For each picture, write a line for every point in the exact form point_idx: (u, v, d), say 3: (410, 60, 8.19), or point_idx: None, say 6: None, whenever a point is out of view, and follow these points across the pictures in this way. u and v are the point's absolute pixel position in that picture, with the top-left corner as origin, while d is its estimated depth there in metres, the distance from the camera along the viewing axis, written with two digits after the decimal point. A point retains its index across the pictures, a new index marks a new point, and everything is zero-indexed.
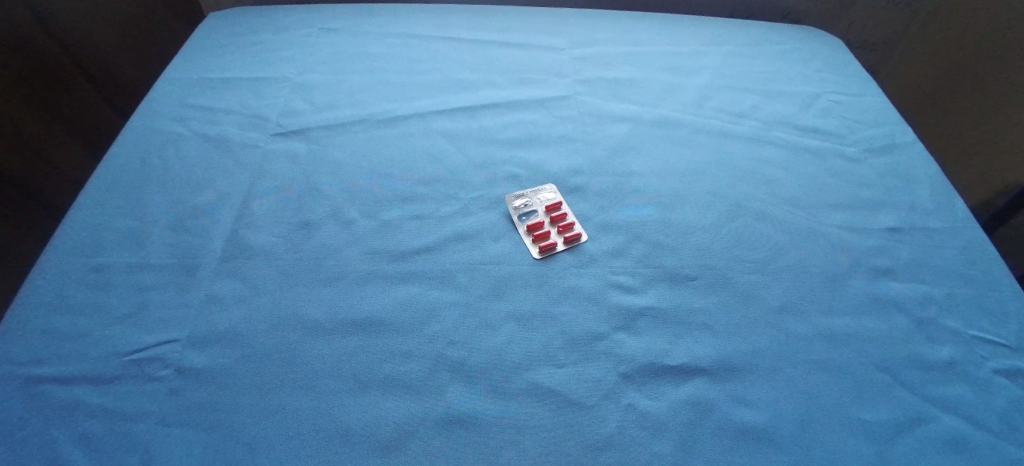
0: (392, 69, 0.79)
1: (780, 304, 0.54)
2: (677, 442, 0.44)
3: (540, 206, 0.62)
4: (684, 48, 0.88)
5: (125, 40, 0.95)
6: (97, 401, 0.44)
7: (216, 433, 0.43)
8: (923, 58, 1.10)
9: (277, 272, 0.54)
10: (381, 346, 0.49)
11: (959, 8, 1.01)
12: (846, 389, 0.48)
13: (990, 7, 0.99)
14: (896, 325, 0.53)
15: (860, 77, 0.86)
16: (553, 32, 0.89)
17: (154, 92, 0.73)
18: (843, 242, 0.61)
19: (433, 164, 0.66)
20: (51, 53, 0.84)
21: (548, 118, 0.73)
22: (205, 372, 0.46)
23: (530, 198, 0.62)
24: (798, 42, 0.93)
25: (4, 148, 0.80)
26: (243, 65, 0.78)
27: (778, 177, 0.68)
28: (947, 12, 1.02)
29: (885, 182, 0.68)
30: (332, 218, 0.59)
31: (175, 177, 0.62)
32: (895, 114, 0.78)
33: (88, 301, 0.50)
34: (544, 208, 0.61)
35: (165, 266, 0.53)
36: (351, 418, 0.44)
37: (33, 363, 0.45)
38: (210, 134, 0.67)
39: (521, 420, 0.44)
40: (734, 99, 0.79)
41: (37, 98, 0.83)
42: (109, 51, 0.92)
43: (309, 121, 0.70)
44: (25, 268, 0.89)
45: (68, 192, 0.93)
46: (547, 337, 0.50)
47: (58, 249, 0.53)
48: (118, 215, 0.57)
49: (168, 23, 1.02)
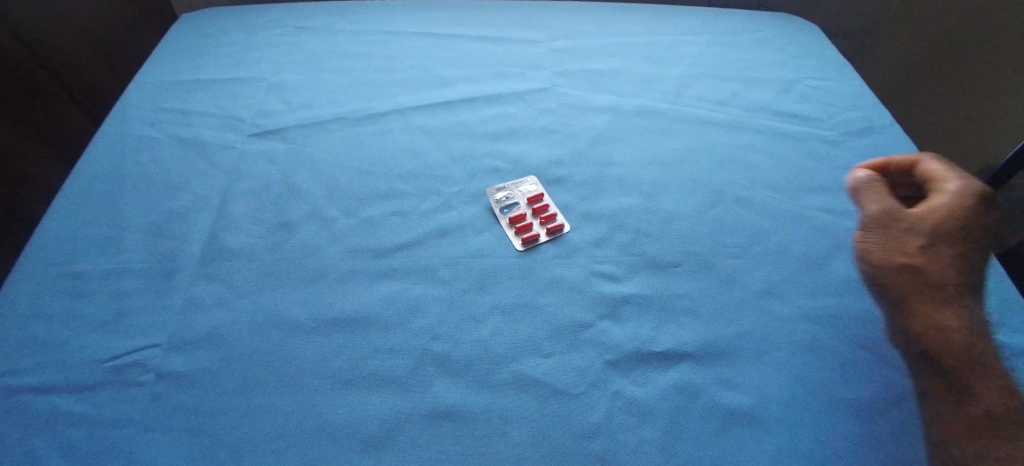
0: (368, 67, 0.79)
1: (762, 288, 0.55)
2: (666, 426, 0.44)
3: (522, 198, 0.61)
4: (661, 38, 0.89)
5: (101, 40, 0.94)
6: (76, 410, 0.43)
7: (200, 437, 0.42)
8: (908, 49, 1.10)
9: (258, 273, 0.53)
10: (365, 343, 0.48)
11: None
12: (828, 369, 0.49)
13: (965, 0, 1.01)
14: (877, 305, 0.54)
15: (837, 61, 0.87)
16: (531, 25, 0.88)
17: (126, 97, 0.71)
18: (824, 225, 0.61)
19: (414, 159, 0.66)
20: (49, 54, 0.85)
21: (527, 111, 0.73)
22: (187, 376, 0.45)
23: (511, 191, 0.62)
24: (774, 29, 0.93)
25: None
26: (216, 66, 0.77)
27: (758, 162, 0.68)
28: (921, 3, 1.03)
29: (864, 164, 0.69)
30: (312, 218, 0.58)
31: (151, 182, 0.61)
32: (871, 97, 0.79)
33: (64, 308, 0.49)
34: (525, 200, 0.61)
35: (142, 271, 0.52)
36: (337, 416, 0.44)
37: (9, 373, 0.44)
38: (185, 137, 0.66)
39: (509, 411, 0.44)
40: (712, 87, 0.80)
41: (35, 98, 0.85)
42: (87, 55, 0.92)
43: (287, 121, 0.69)
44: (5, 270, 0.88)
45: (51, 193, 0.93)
46: (532, 328, 0.50)
47: (31, 258, 0.52)
48: (92, 221, 0.56)
49: (143, 19, 1.01)
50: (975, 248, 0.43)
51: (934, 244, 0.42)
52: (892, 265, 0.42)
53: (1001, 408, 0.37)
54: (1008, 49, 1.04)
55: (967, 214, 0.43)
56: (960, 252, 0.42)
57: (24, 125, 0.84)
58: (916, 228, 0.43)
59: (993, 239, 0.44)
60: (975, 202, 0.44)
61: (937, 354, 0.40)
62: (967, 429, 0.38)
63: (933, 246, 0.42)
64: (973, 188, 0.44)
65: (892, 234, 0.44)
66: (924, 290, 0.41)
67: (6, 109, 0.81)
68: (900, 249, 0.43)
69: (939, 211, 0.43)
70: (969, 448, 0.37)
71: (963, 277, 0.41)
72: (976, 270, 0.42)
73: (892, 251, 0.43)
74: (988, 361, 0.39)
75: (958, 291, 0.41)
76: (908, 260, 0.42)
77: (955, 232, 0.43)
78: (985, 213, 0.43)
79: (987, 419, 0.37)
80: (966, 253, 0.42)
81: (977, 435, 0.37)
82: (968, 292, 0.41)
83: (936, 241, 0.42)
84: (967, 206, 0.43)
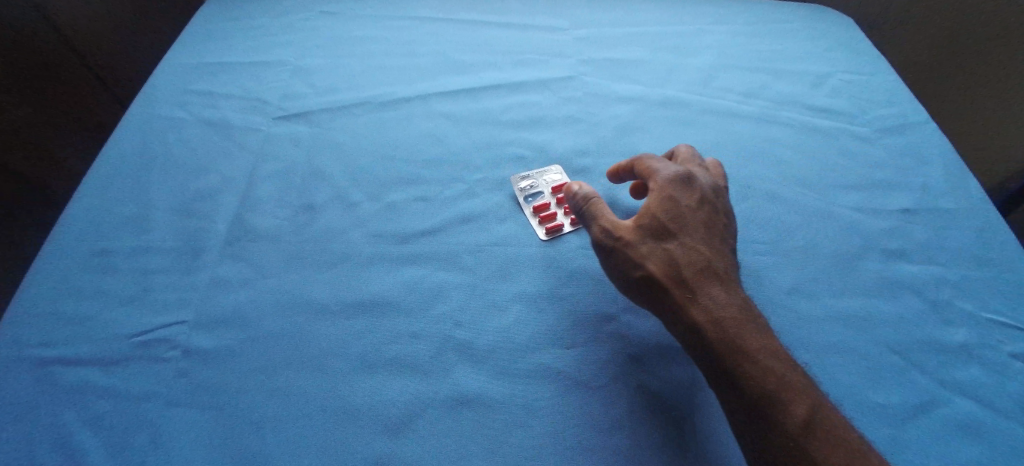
0: (391, 52, 0.78)
1: (790, 286, 0.54)
2: (655, 418, 0.44)
3: (546, 188, 0.61)
4: (689, 28, 0.87)
5: (104, 39, 0.90)
6: (106, 383, 0.44)
7: (226, 414, 0.43)
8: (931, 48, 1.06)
9: (282, 255, 0.53)
10: (388, 327, 0.48)
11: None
12: (855, 371, 0.48)
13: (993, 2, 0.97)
14: (909, 307, 0.52)
15: (871, 55, 0.84)
16: (556, 12, 0.87)
17: (154, 77, 0.72)
18: (855, 224, 0.60)
19: (437, 145, 0.65)
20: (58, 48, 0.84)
21: (552, 99, 0.72)
22: (212, 354, 0.46)
23: (536, 179, 0.62)
24: (806, 20, 0.90)
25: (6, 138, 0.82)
26: (242, 49, 0.77)
27: (787, 157, 0.67)
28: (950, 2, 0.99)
29: (898, 162, 0.67)
30: (336, 201, 0.58)
31: (178, 162, 0.61)
32: (907, 93, 0.76)
33: (93, 284, 0.50)
34: (550, 189, 0.61)
35: (169, 249, 0.53)
36: (359, 399, 0.44)
37: (41, 345, 0.46)
38: (211, 118, 0.67)
39: (529, 401, 0.44)
40: (741, 79, 0.78)
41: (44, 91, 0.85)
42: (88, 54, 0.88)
43: (311, 104, 0.69)
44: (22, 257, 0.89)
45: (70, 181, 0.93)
46: (554, 318, 0.50)
47: (62, 234, 0.53)
48: (121, 199, 0.57)
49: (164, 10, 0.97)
50: (691, 244, 0.47)
51: (648, 254, 0.47)
52: (628, 280, 0.48)
53: (745, 383, 0.42)
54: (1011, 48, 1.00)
55: (654, 208, 0.49)
56: (681, 252, 0.47)
57: (33, 117, 0.84)
58: (632, 245, 0.48)
59: (713, 230, 0.49)
60: (663, 211, 0.49)
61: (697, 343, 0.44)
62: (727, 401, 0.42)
63: (650, 256, 0.47)
64: (660, 196, 0.50)
65: (618, 254, 0.48)
66: (657, 291, 0.46)
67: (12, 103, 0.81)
68: (625, 265, 0.48)
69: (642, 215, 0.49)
70: (733, 421, 0.42)
71: (678, 271, 0.46)
72: (701, 263, 0.47)
73: (625, 268, 0.48)
74: (724, 346, 0.43)
75: (686, 287, 0.45)
76: (636, 273, 0.47)
77: (657, 239, 0.48)
78: (676, 212, 0.49)
79: (729, 391, 0.42)
80: (691, 250, 0.47)
81: (730, 410, 0.42)
82: (691, 285, 0.46)
83: (652, 251, 0.47)
84: (661, 213, 0.49)
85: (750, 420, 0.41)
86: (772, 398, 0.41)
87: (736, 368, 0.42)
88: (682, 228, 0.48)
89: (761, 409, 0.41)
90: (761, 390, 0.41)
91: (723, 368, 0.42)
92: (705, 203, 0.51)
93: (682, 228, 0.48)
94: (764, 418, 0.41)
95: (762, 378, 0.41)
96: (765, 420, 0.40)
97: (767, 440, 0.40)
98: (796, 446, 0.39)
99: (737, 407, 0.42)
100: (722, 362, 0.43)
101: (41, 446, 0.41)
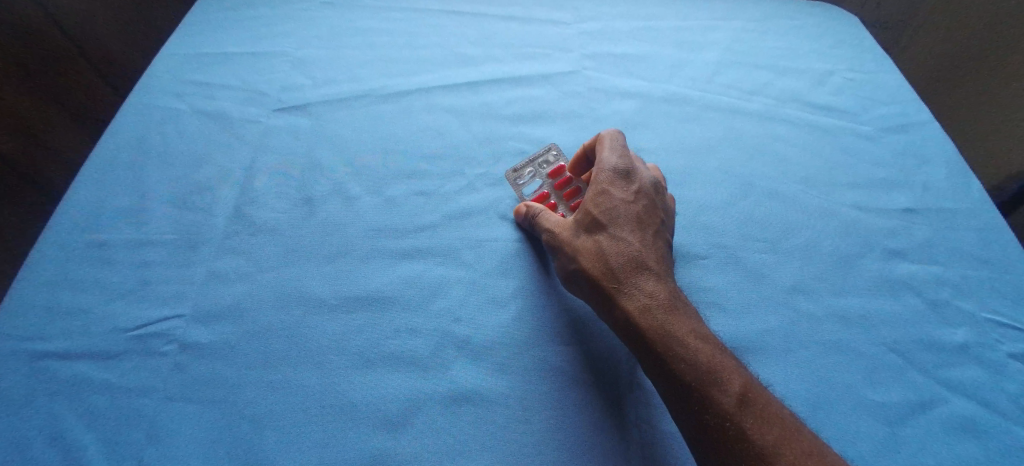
0: (392, 44, 0.77)
1: (790, 284, 0.53)
2: (637, 415, 0.44)
3: (543, 175, 0.59)
4: (692, 23, 0.86)
5: (96, 35, 0.88)
6: (102, 377, 0.44)
7: (223, 409, 0.43)
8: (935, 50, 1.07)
9: (281, 248, 0.53)
10: (387, 322, 0.48)
11: None
12: (855, 370, 0.48)
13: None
14: (910, 307, 0.52)
15: (874, 53, 0.83)
16: (558, 6, 0.86)
17: (151, 67, 0.71)
18: (858, 223, 0.59)
19: (437, 139, 0.65)
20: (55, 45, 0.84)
21: (554, 94, 0.72)
22: (209, 348, 0.46)
23: (531, 167, 0.59)
24: (811, 17, 0.90)
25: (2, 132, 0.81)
26: (240, 39, 0.77)
27: (789, 154, 0.67)
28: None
29: (899, 161, 0.67)
30: (335, 195, 0.58)
31: (175, 154, 0.61)
32: (912, 92, 0.76)
33: (89, 277, 0.49)
34: (546, 176, 0.58)
35: (166, 243, 0.52)
36: (357, 394, 0.44)
37: (37, 339, 0.45)
38: (209, 110, 0.66)
39: (526, 397, 0.45)
40: (745, 76, 0.77)
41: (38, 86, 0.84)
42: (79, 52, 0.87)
43: (310, 96, 0.69)
44: (21, 253, 0.86)
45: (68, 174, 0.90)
46: (554, 314, 0.50)
47: (57, 225, 0.53)
48: (117, 191, 0.56)
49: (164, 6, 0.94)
50: (619, 236, 0.48)
51: (581, 249, 0.48)
52: (563, 276, 0.49)
53: (676, 367, 0.42)
54: (1008, 49, 0.98)
55: (585, 206, 0.50)
56: (609, 244, 0.48)
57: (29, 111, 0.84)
58: (568, 241, 0.49)
59: (646, 222, 0.49)
60: (596, 206, 0.49)
61: (627, 333, 0.45)
62: (656, 383, 0.43)
63: (581, 250, 0.48)
64: (593, 192, 0.50)
65: (556, 251, 0.50)
66: (588, 285, 0.47)
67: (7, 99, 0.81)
68: (562, 262, 0.49)
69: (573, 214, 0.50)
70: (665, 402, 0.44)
71: (609, 264, 0.47)
72: (628, 254, 0.47)
73: (562, 265, 0.49)
74: (654, 332, 0.44)
75: (615, 279, 0.46)
76: (570, 269, 0.48)
77: (590, 233, 0.49)
78: (607, 206, 0.49)
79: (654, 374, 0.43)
80: (618, 242, 0.48)
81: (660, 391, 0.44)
82: (619, 276, 0.46)
83: (584, 244, 0.48)
84: (594, 208, 0.49)
85: (676, 401, 0.42)
86: (703, 382, 0.42)
87: (661, 352, 0.43)
88: (613, 220, 0.49)
89: (684, 390, 0.42)
90: (684, 372, 0.42)
91: (648, 352, 0.44)
92: (642, 197, 0.50)
93: (614, 222, 0.49)
94: (689, 398, 0.42)
95: (693, 362, 0.42)
96: (686, 400, 0.42)
97: (698, 421, 0.41)
98: (727, 422, 0.40)
99: (663, 388, 0.43)
100: (644, 347, 0.44)
101: (39, 440, 0.41)
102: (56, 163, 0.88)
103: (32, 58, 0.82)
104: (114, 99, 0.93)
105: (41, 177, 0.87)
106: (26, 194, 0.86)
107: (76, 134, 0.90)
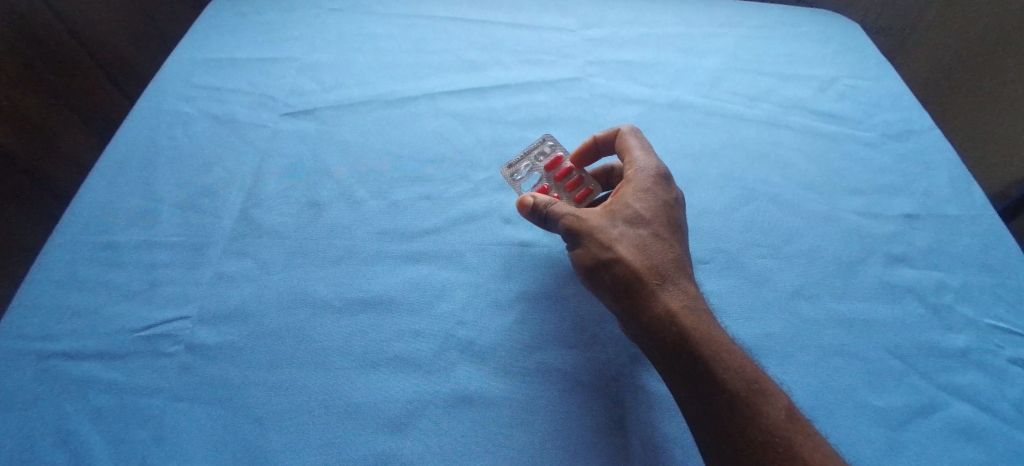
0: (398, 50, 0.78)
1: (792, 289, 0.54)
2: (639, 419, 0.45)
3: (540, 168, 0.58)
4: (696, 30, 0.87)
5: (106, 39, 0.89)
6: (110, 377, 0.44)
7: (228, 410, 0.43)
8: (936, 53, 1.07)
9: (287, 250, 0.53)
10: (392, 324, 0.49)
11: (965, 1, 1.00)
12: (856, 375, 0.48)
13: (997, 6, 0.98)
14: (911, 313, 0.53)
15: (877, 60, 0.84)
16: (564, 13, 0.87)
17: (161, 71, 0.72)
18: (859, 228, 0.60)
19: (442, 144, 0.65)
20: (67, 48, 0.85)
21: (558, 99, 0.72)
22: (215, 349, 0.46)
23: (528, 160, 0.59)
24: (814, 25, 0.90)
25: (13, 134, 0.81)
26: (249, 44, 0.78)
27: (792, 160, 0.67)
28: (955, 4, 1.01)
29: (902, 167, 0.67)
30: (341, 198, 0.59)
31: (183, 157, 0.61)
32: (914, 98, 0.76)
33: (98, 278, 0.50)
34: (543, 169, 0.58)
35: (174, 244, 0.53)
36: (361, 396, 0.44)
37: (46, 339, 0.46)
38: (218, 114, 0.67)
39: (527, 400, 0.45)
40: (749, 82, 0.78)
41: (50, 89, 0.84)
42: (90, 55, 0.88)
43: (318, 101, 0.70)
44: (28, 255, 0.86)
45: (76, 176, 0.91)
46: (555, 319, 0.50)
47: (67, 227, 0.53)
48: (127, 194, 0.57)
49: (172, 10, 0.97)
50: (663, 235, 0.48)
51: (619, 239, 0.47)
52: (592, 264, 0.48)
53: (719, 367, 0.42)
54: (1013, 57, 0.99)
55: (628, 201, 0.49)
56: (653, 242, 0.47)
57: (40, 114, 0.84)
58: (602, 229, 0.48)
59: (682, 229, 0.50)
60: (637, 202, 0.49)
61: (670, 329, 0.43)
62: (680, 389, 0.43)
63: (619, 241, 0.47)
64: (637, 189, 0.50)
65: (585, 237, 0.48)
66: (631, 277, 0.46)
67: (19, 101, 0.81)
68: (594, 249, 0.48)
69: (612, 207, 0.49)
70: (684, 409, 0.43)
71: (653, 260, 0.46)
72: (671, 254, 0.47)
73: (593, 251, 0.48)
74: (699, 331, 0.43)
75: (661, 275, 0.45)
76: (604, 257, 0.47)
77: (630, 226, 0.48)
78: (652, 204, 0.49)
79: (681, 376, 0.43)
80: (662, 241, 0.47)
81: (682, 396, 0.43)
82: (665, 272, 0.46)
83: (623, 235, 0.47)
84: (637, 203, 0.49)
85: (701, 407, 0.41)
86: (746, 384, 0.41)
87: (697, 354, 0.42)
88: (656, 219, 0.49)
89: (713, 396, 0.41)
90: (718, 378, 0.41)
91: (680, 354, 0.43)
92: (678, 205, 0.51)
93: (657, 221, 0.49)
94: (716, 404, 0.41)
95: (737, 364, 0.42)
96: (712, 406, 0.41)
97: (739, 423, 0.40)
98: (768, 427, 0.40)
99: (689, 392, 0.42)
100: (678, 348, 0.43)
101: (45, 438, 0.41)
102: (65, 165, 0.89)
103: (43, 61, 0.83)
104: (121, 100, 0.94)
105: (49, 180, 0.87)
106: (32, 196, 0.86)
107: (84, 139, 0.91)
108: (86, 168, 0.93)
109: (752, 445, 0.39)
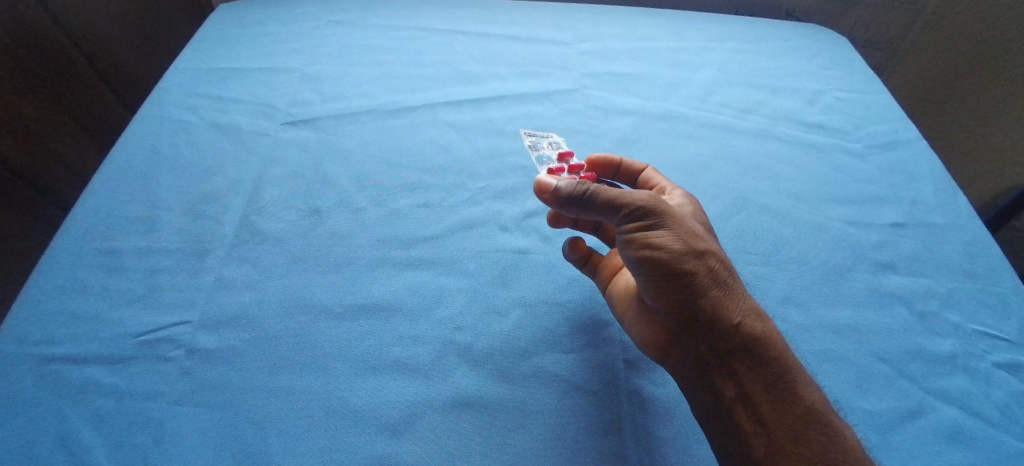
0: (397, 61, 0.80)
1: (782, 295, 0.55)
2: (634, 422, 0.46)
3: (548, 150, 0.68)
4: (688, 43, 0.89)
5: (108, 49, 0.91)
6: (111, 381, 0.45)
7: (229, 413, 0.44)
8: (932, 55, 1.09)
9: (289, 257, 0.54)
10: (390, 330, 0.49)
11: (949, 14, 1.03)
12: (846, 379, 0.49)
13: (978, 20, 1.02)
14: (898, 318, 0.54)
15: (863, 74, 0.86)
16: (559, 27, 0.89)
17: (163, 81, 0.73)
18: (847, 237, 0.61)
19: (441, 153, 0.67)
20: (69, 57, 0.85)
21: (554, 111, 0.74)
22: (216, 354, 0.47)
23: (538, 140, 0.69)
24: (803, 39, 0.93)
25: (24, 146, 0.81)
26: (251, 55, 0.79)
27: (782, 171, 0.69)
28: (940, 16, 1.04)
29: (888, 178, 0.69)
30: (340, 206, 0.60)
31: (185, 165, 0.62)
32: (898, 111, 0.78)
33: (100, 284, 0.50)
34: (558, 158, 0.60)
35: (176, 250, 0.54)
36: (361, 400, 0.45)
37: (47, 343, 0.46)
38: (220, 122, 0.68)
39: (523, 405, 0.46)
40: (740, 95, 0.80)
41: (57, 100, 0.84)
42: (89, 63, 0.89)
43: (318, 111, 0.71)
44: (27, 264, 0.86)
45: (75, 186, 0.91)
46: (552, 323, 0.51)
47: (69, 234, 0.54)
48: (129, 201, 0.58)
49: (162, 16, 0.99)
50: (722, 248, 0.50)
51: (706, 236, 0.47)
52: (685, 249, 0.45)
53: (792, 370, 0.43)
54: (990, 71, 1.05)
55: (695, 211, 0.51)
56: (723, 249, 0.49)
57: (47, 125, 0.84)
58: (688, 221, 0.47)
59: None
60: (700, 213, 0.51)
61: (757, 328, 0.44)
62: (744, 390, 0.43)
63: (707, 237, 0.47)
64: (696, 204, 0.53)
65: (674, 223, 0.46)
66: (723, 272, 0.45)
67: (30, 114, 0.81)
68: (688, 236, 0.45)
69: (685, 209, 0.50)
70: (735, 416, 0.43)
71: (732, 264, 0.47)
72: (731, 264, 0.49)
73: (686, 238, 0.45)
74: (775, 335, 0.45)
75: (740, 279, 0.47)
76: (698, 247, 0.45)
77: (706, 230, 0.49)
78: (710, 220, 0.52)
79: (749, 379, 0.43)
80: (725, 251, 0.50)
81: (741, 403, 0.43)
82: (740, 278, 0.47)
83: (707, 234, 0.47)
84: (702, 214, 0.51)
85: (760, 415, 0.42)
86: (812, 388, 0.43)
87: (769, 359, 0.43)
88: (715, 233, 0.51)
89: (776, 401, 0.42)
90: (786, 383, 0.43)
91: (750, 357, 0.44)
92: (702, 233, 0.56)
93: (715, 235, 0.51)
94: (775, 411, 0.42)
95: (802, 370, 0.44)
96: (773, 414, 0.42)
97: (810, 424, 0.41)
98: (833, 428, 0.41)
99: (755, 394, 0.43)
100: (754, 350, 0.43)
101: (43, 443, 0.41)
102: (67, 177, 0.89)
103: (48, 71, 0.82)
104: (117, 107, 0.96)
105: (52, 188, 0.87)
106: (37, 204, 0.86)
107: (86, 145, 0.91)
108: (85, 179, 0.93)
109: (803, 456, 0.40)
